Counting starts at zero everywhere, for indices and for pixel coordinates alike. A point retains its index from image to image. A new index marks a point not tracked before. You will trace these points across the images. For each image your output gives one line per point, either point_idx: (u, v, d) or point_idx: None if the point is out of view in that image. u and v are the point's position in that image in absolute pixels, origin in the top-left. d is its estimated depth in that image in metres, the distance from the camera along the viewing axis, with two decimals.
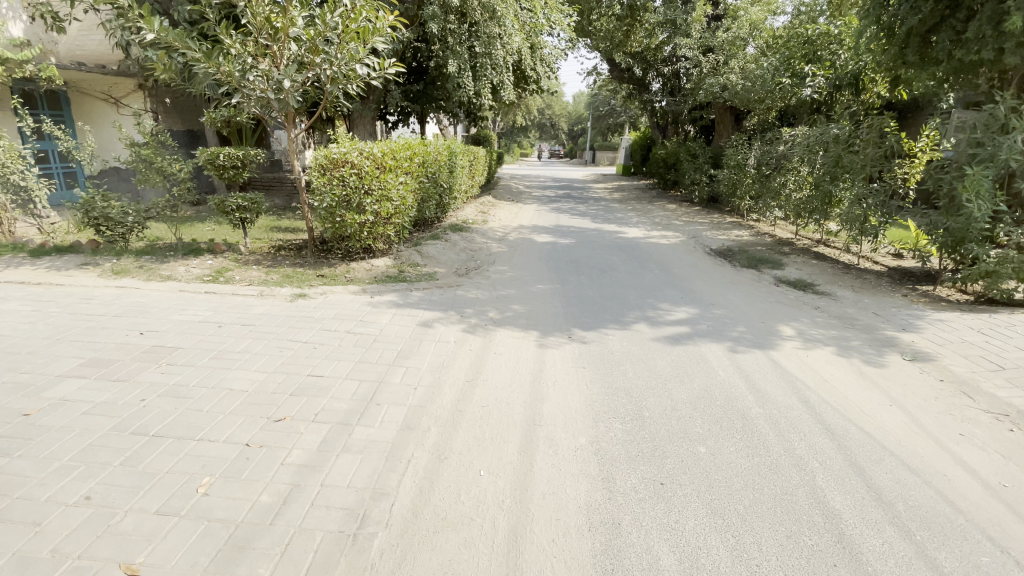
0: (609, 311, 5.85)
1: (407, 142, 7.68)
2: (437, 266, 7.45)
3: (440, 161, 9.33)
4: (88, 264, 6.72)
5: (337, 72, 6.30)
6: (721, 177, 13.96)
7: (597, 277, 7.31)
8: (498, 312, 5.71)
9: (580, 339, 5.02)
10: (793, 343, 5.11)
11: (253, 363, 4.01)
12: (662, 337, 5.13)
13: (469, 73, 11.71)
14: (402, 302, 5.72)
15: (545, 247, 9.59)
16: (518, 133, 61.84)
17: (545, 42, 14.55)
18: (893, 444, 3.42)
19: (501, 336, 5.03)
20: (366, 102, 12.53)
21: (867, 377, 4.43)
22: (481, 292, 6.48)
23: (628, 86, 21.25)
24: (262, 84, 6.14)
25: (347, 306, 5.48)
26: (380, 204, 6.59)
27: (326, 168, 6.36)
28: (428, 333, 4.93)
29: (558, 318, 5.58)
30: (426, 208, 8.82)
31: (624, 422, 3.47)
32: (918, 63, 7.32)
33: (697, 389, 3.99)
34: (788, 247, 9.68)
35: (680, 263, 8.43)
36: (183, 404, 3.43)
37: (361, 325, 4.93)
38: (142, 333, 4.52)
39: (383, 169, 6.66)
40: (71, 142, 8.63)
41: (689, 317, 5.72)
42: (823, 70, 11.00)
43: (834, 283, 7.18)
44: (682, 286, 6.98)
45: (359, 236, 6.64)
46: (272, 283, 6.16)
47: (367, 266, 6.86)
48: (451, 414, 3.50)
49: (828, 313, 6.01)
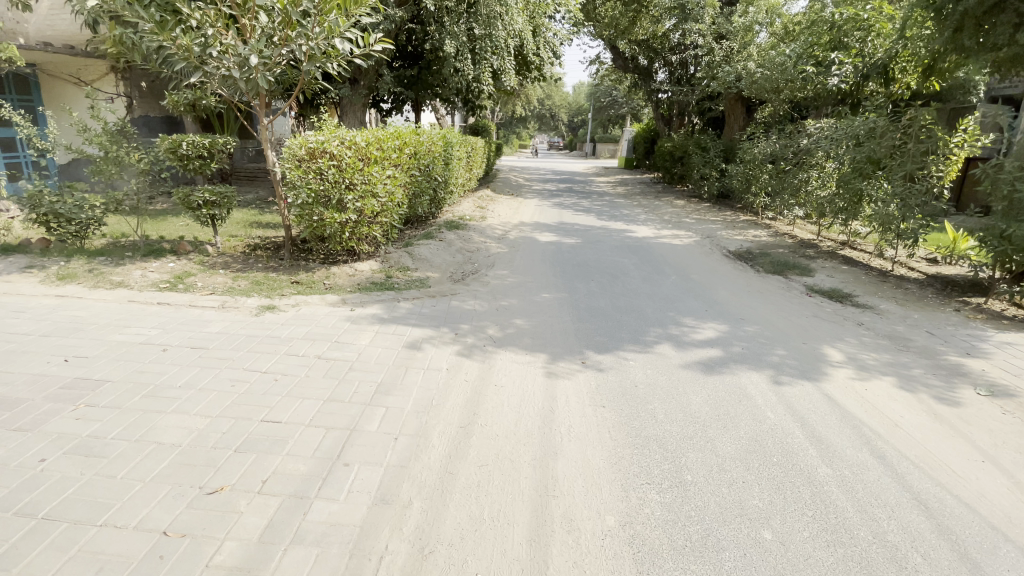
0: (625, 327, 5.07)
1: (397, 130, 6.85)
2: (429, 270, 6.67)
3: (435, 151, 8.49)
4: (32, 266, 5.89)
5: (315, 49, 5.44)
6: (734, 172, 13.20)
7: (609, 284, 6.54)
8: (499, 328, 4.94)
9: (596, 365, 4.24)
10: (845, 372, 4.37)
11: (194, 405, 3.23)
12: (693, 363, 4.37)
13: (467, 56, 10.83)
14: (387, 316, 4.94)
15: (549, 247, 8.80)
16: (517, 124, 60.63)
17: (549, 25, 13.70)
18: (1004, 524, 2.68)
19: (502, 360, 4.25)
20: (357, 87, 11.69)
21: (945, 422, 3.71)
22: (480, 302, 5.71)
23: (632, 75, 20.32)
24: (224, 61, 5.26)
25: (322, 321, 4.69)
26: (364, 201, 5.74)
27: (301, 160, 5.53)
28: (416, 357, 4.14)
29: (568, 337, 4.80)
30: (418, 204, 7.99)
31: (662, 492, 2.72)
32: (974, 49, 6.53)
33: (746, 440, 3.23)
34: (813, 250, 8.92)
35: (698, 267, 7.65)
36: (91, 469, 2.65)
37: (334, 347, 4.14)
38: (67, 360, 3.72)
39: (367, 160, 5.82)
40: (32, 130, 7.64)
41: (718, 335, 4.96)
42: (852, 57, 10.10)
43: (873, 294, 6.45)
44: (705, 295, 6.22)
45: (340, 237, 5.81)
46: (238, 291, 5.36)
47: (349, 271, 6.07)
48: (439, 479, 2.73)
49: (877, 333, 5.28)
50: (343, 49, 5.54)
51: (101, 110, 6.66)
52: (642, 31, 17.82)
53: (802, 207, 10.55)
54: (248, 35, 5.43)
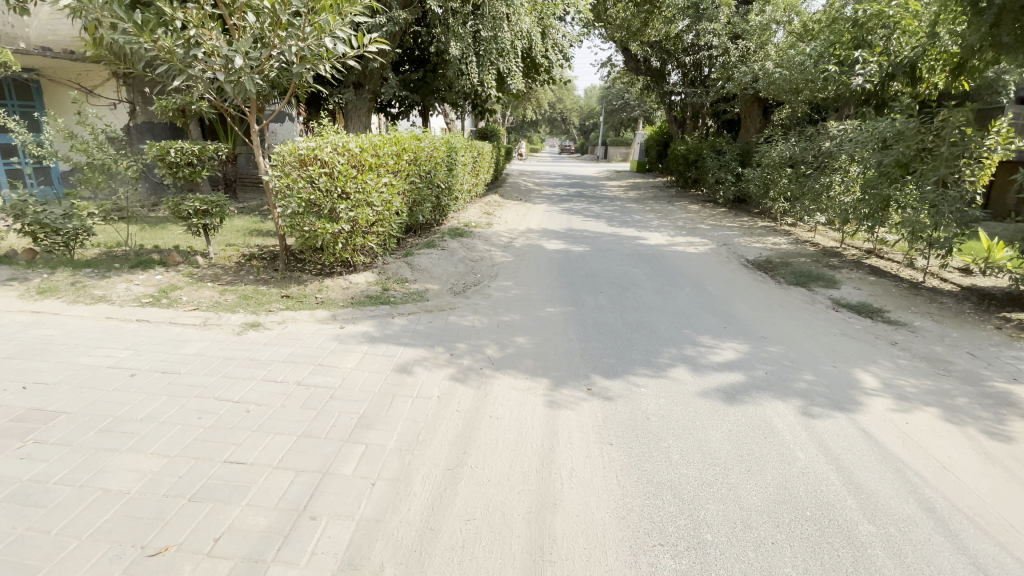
0: (636, 347, 4.67)
1: (396, 135, 6.54)
2: (429, 281, 6.34)
3: (438, 156, 8.16)
4: (15, 278, 5.66)
5: (305, 51, 5.17)
6: (751, 176, 12.70)
7: (619, 298, 6.14)
8: (498, 348, 4.56)
9: (603, 392, 3.84)
10: (881, 402, 3.92)
11: (153, 444, 2.91)
12: (711, 390, 3.96)
13: (473, 59, 10.50)
14: (378, 334, 4.59)
15: (556, 256, 8.41)
16: (529, 128, 60.30)
17: (558, 26, 13.32)
18: None
19: (500, 386, 3.87)
20: (360, 91, 11.42)
21: (999, 464, 3.25)
22: (480, 317, 5.34)
23: (644, 77, 19.91)
24: (210, 63, 5.04)
25: (307, 341, 4.36)
26: (358, 211, 5.40)
27: (292, 168, 5.25)
28: (405, 383, 3.78)
29: (573, 358, 4.41)
30: (419, 211, 7.66)
31: (677, 557, 2.32)
32: (1014, 46, 6.04)
33: (774, 488, 2.83)
34: (836, 259, 8.42)
35: (714, 278, 7.20)
36: (24, 523, 2.33)
37: (317, 371, 3.80)
38: (26, 387, 3.43)
39: (362, 167, 5.49)
40: (28, 136, 7.32)
41: (738, 357, 4.54)
42: (876, 56, 9.51)
43: (905, 308, 5.97)
44: (723, 311, 5.78)
45: (332, 249, 5.47)
46: (224, 306, 5.07)
47: (343, 283, 5.75)
48: (419, 536, 2.37)
49: (914, 355, 4.80)
50: (336, 50, 5.26)
51: (89, 117, 6.44)
52: (654, 32, 17.37)
53: (824, 213, 10.03)
54: (235, 36, 5.18)
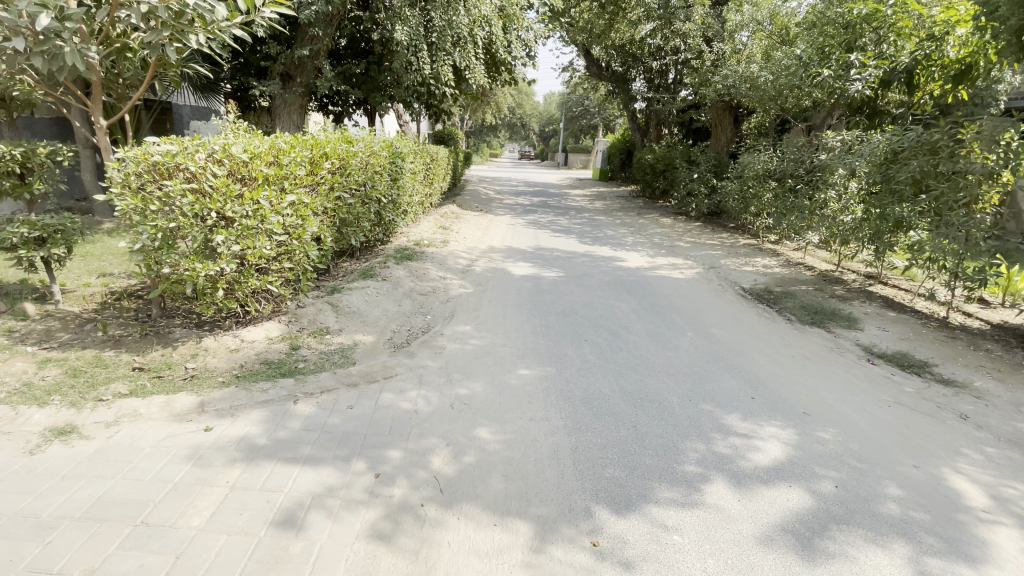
0: (646, 443, 3.27)
1: (314, 137, 4.96)
2: (358, 331, 4.76)
3: (376, 163, 6.57)
4: None
5: (164, 11, 3.50)
6: (729, 189, 11.77)
7: (608, 350, 4.78)
8: (451, 456, 3.04)
9: (616, 548, 2.42)
10: (1010, 538, 2.71)
11: None
12: (775, 531, 2.60)
13: (424, 49, 9.08)
14: (266, 441, 3.00)
15: (525, 285, 7.00)
16: (486, 132, 58.72)
17: (523, 18, 11.94)
18: None
19: (450, 547, 2.37)
20: (290, 83, 9.65)
21: None
22: (426, 392, 3.80)
23: (608, 83, 18.95)
24: (14, 27, 3.32)
25: (140, 464, 2.73)
26: (246, 242, 3.79)
27: (143, 182, 3.56)
28: (289, 556, 2.23)
29: (563, 469, 2.96)
30: (351, 233, 6.05)
31: None
32: None
33: None
34: (841, 287, 7.41)
35: (715, 316, 5.98)
36: None
37: (130, 545, 2.20)
38: None
39: (255, 182, 3.90)
40: None
41: (789, 458, 3.23)
42: (872, 60, 8.60)
43: (952, 360, 4.90)
44: (742, 368, 4.52)
45: (210, 297, 3.82)
46: (34, 389, 3.33)
47: (233, 344, 4.10)
48: None
49: (1002, 439, 3.67)
50: (214, 14, 3.66)
51: None
52: (619, 36, 16.47)
53: (816, 232, 9.05)
54: None
